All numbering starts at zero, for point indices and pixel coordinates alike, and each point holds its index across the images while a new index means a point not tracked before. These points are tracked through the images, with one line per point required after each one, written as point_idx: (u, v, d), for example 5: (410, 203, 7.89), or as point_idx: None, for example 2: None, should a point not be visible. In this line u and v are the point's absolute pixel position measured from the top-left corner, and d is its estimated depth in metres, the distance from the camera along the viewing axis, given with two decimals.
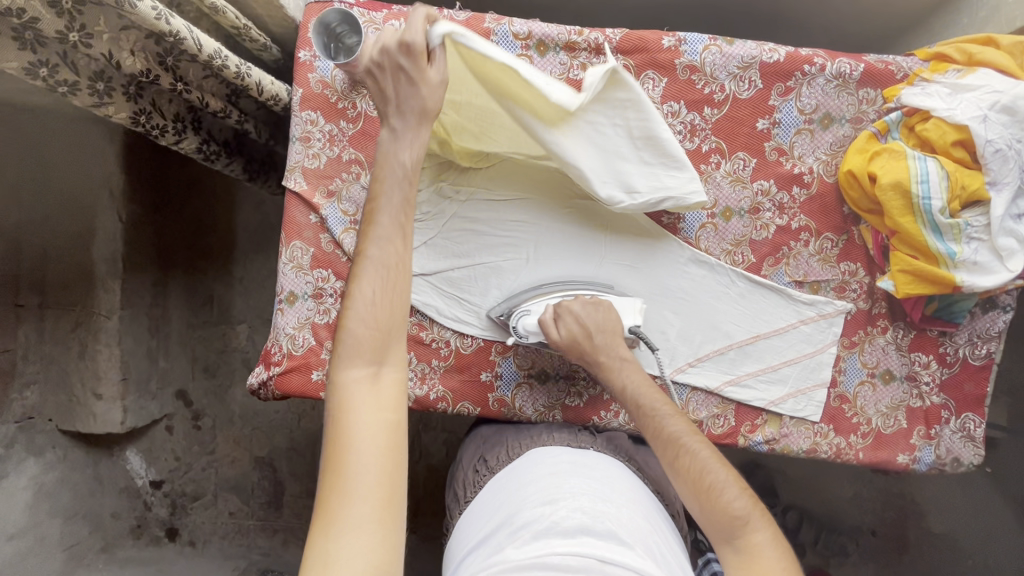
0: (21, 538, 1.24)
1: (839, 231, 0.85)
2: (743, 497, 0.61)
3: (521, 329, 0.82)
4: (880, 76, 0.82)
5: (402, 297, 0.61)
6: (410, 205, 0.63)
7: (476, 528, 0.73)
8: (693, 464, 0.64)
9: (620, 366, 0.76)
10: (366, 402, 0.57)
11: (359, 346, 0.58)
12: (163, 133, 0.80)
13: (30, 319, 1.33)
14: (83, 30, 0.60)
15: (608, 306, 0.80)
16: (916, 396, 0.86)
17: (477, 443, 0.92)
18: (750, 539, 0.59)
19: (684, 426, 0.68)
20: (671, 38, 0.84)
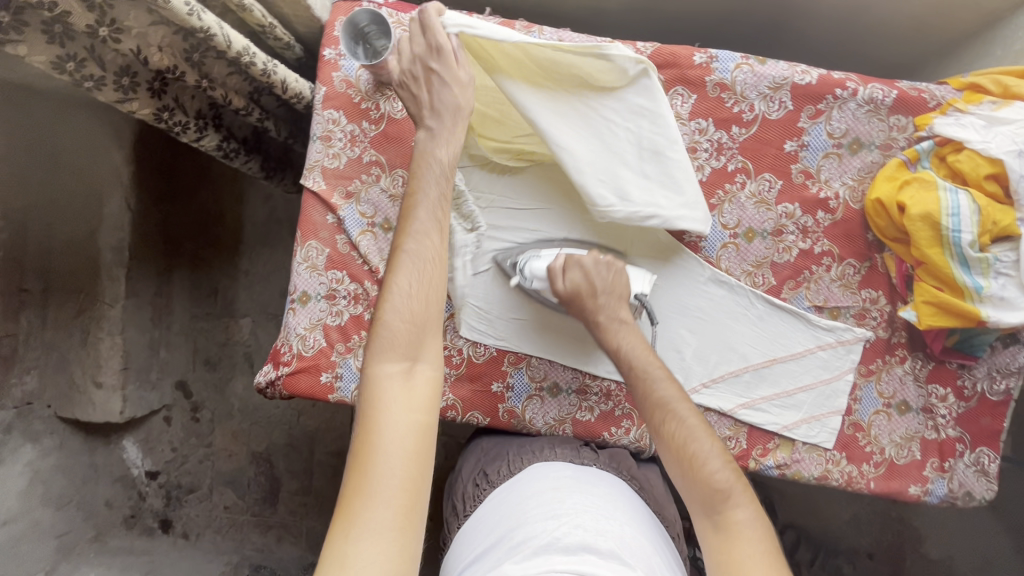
0: (14, 524, 1.20)
1: (861, 258, 0.84)
2: (726, 469, 0.61)
3: (527, 271, 0.81)
4: (912, 104, 0.81)
5: (437, 293, 0.61)
6: (447, 201, 0.65)
7: (474, 543, 0.72)
8: (678, 431, 0.64)
9: (618, 327, 0.75)
10: (398, 399, 0.56)
11: (394, 342, 0.58)
12: (185, 129, 0.80)
13: (32, 304, 1.27)
14: (112, 24, 0.60)
15: (620, 268, 0.78)
16: (931, 428, 0.85)
17: (477, 456, 0.90)
18: (728, 513, 0.59)
19: (676, 393, 0.67)
20: (702, 54, 0.83)
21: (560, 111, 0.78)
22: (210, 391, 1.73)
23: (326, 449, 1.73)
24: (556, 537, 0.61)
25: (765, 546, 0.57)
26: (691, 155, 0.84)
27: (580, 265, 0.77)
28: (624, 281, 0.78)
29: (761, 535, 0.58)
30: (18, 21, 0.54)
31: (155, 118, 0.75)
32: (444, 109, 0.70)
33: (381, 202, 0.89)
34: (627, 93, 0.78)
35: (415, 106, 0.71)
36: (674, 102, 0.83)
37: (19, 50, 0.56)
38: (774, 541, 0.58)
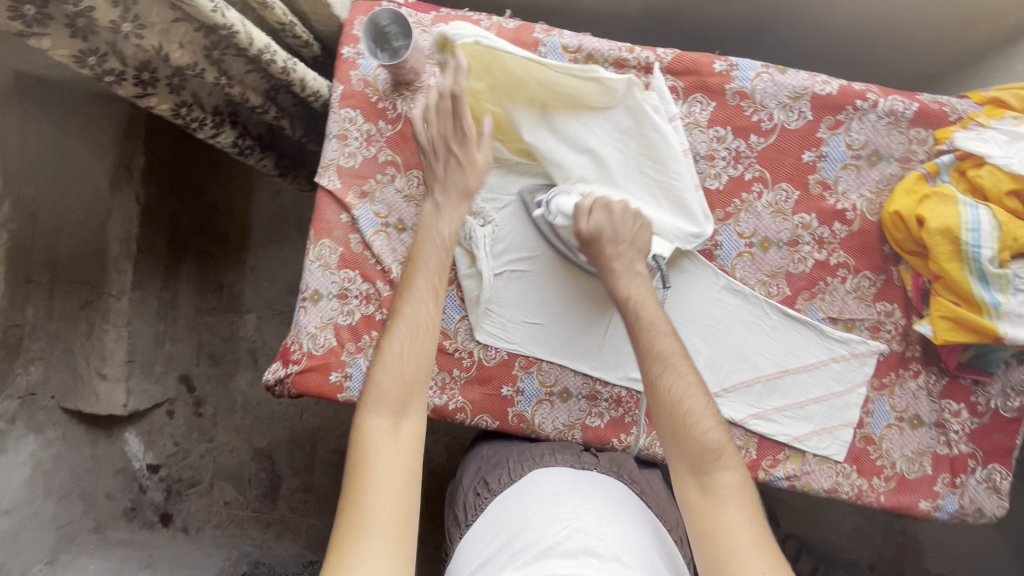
0: (14, 514, 1.19)
1: (877, 270, 0.84)
2: (718, 429, 0.63)
3: (554, 206, 0.79)
4: (933, 117, 0.81)
5: (426, 354, 0.67)
6: (444, 271, 0.73)
7: (477, 549, 0.72)
8: (674, 386, 0.66)
9: (625, 278, 0.75)
10: (387, 445, 0.60)
11: (383, 397, 0.63)
12: (201, 125, 0.81)
13: (39, 294, 1.25)
14: (136, 20, 0.60)
15: (644, 224, 0.78)
16: (943, 443, 0.84)
17: (478, 466, 0.90)
18: (715, 473, 0.62)
19: (676, 347, 0.69)
20: (722, 62, 0.83)
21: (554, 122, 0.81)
22: (213, 385, 1.73)
23: (328, 448, 1.76)
24: (556, 541, 0.62)
25: (748, 509, 0.60)
26: (709, 162, 0.84)
27: (606, 206, 0.76)
28: (647, 236, 0.78)
29: (744, 495, 0.61)
30: (43, 14, 0.54)
31: (174, 113, 0.76)
32: (455, 189, 0.78)
33: (395, 202, 0.89)
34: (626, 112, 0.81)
35: (429, 177, 0.79)
36: (693, 109, 0.83)
37: (42, 43, 0.57)
38: (755, 502, 0.61)
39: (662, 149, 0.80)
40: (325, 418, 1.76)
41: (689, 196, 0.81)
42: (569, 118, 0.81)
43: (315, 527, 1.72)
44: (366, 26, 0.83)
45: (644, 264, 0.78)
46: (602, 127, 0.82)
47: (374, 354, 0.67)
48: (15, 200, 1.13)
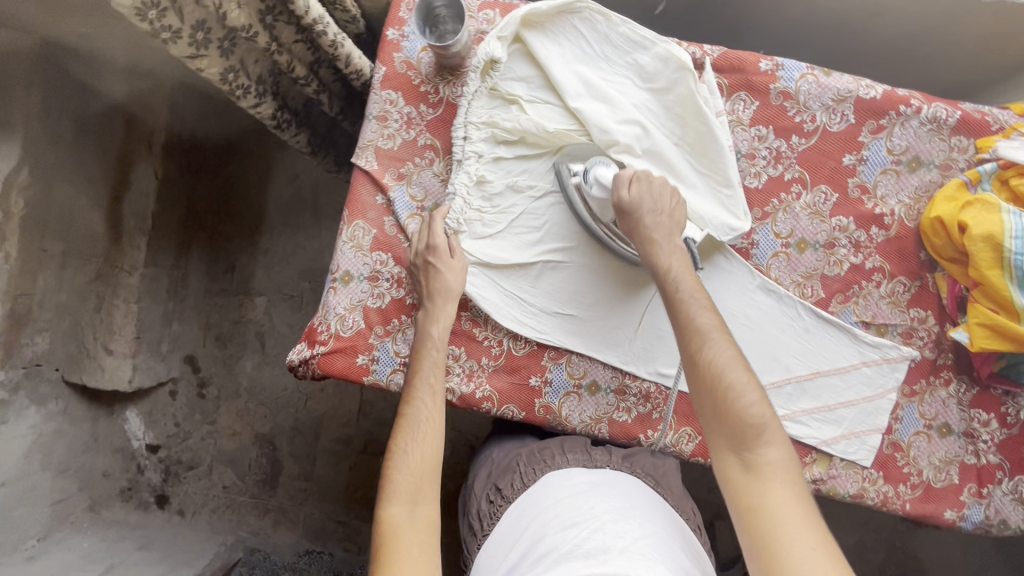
0: (12, 486, 1.16)
1: (912, 276, 0.84)
2: (761, 404, 0.62)
3: (590, 176, 0.80)
4: (974, 126, 0.82)
5: (434, 447, 0.72)
6: (439, 368, 0.79)
7: (498, 560, 0.70)
8: (715, 361, 0.65)
9: (666, 252, 0.74)
10: (408, 529, 0.64)
11: (400, 488, 0.67)
12: (245, 93, 0.82)
13: (51, 265, 1.20)
14: None
15: (681, 200, 0.78)
16: (971, 453, 0.84)
17: (489, 471, 0.89)
18: (759, 450, 0.61)
19: (716, 322, 0.68)
20: (768, 62, 0.83)
21: (607, 97, 0.81)
22: (218, 367, 1.67)
23: (332, 436, 1.65)
24: (573, 545, 0.60)
25: (796, 488, 0.58)
26: (749, 161, 0.84)
27: (645, 178, 0.76)
28: (683, 213, 0.77)
29: (790, 471, 0.60)
30: None
31: (221, 78, 0.76)
32: (437, 293, 0.81)
33: (432, 185, 0.88)
34: (681, 95, 0.81)
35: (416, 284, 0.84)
36: (736, 107, 0.83)
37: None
38: (802, 481, 0.60)
39: (714, 133, 0.80)
40: (330, 405, 1.66)
41: (729, 190, 0.82)
42: (623, 94, 0.82)
43: (315, 516, 1.62)
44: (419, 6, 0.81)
45: (681, 239, 0.76)
46: (653, 108, 0.83)
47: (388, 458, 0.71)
48: (32, 167, 1.09)
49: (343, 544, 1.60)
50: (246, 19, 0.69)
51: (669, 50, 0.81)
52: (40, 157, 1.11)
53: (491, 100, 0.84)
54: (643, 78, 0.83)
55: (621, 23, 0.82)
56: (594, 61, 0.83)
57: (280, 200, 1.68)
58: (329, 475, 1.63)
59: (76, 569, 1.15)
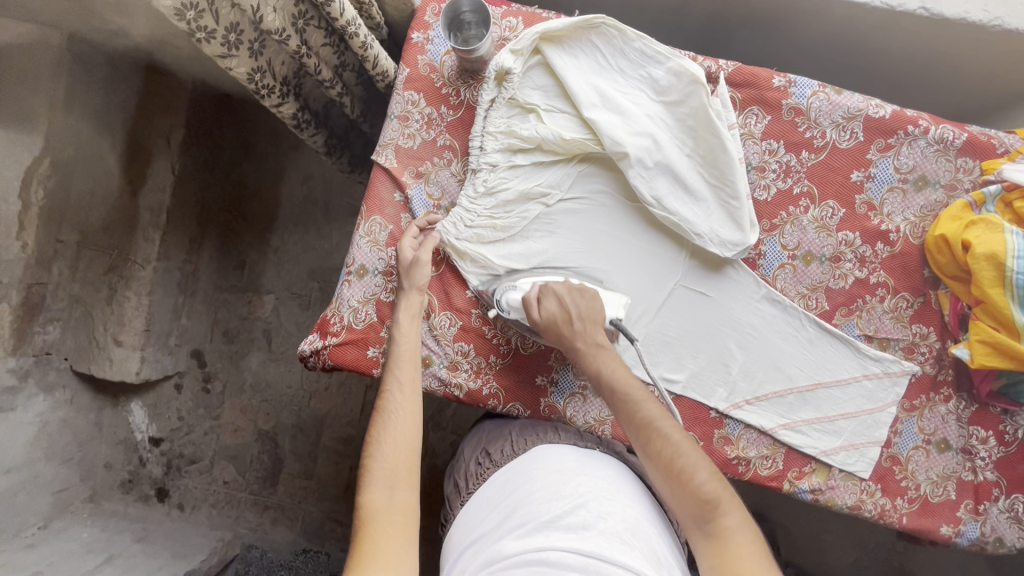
0: (16, 473, 1.17)
1: (916, 292, 0.86)
2: (713, 480, 0.64)
3: (504, 303, 0.83)
4: (980, 147, 0.84)
5: (410, 435, 0.74)
6: (409, 361, 0.81)
7: (479, 520, 0.74)
8: (665, 449, 0.67)
9: (595, 353, 0.77)
10: (386, 513, 0.66)
11: (379, 476, 0.69)
12: (270, 93, 0.84)
13: (67, 255, 1.26)
14: None
15: (592, 295, 0.81)
16: (969, 469, 0.85)
17: (479, 437, 0.92)
18: (721, 522, 0.62)
19: (659, 411, 0.71)
20: (781, 78, 0.86)
21: (621, 109, 0.83)
22: (224, 362, 1.67)
23: (333, 435, 1.66)
24: (557, 514, 0.63)
25: (758, 549, 0.60)
26: (760, 174, 0.86)
27: (557, 295, 0.79)
28: (599, 308, 0.80)
29: (753, 539, 0.60)
30: None
31: (249, 78, 0.79)
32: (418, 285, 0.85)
33: (449, 185, 0.90)
34: (693, 109, 0.82)
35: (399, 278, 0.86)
36: (748, 121, 0.86)
37: None
38: (763, 543, 0.61)
39: (725, 148, 0.81)
40: (334, 404, 1.67)
41: (737, 201, 0.83)
42: (637, 107, 0.84)
43: (313, 514, 1.62)
44: (445, 10, 0.84)
45: (603, 336, 0.79)
46: (665, 121, 0.84)
47: (366, 451, 0.73)
48: (53, 159, 1.14)
49: (340, 544, 1.59)
50: (281, 23, 0.70)
51: (682, 65, 0.82)
52: (61, 151, 1.15)
53: (509, 109, 0.86)
54: (657, 91, 0.84)
55: (636, 38, 0.83)
56: (609, 73, 0.85)
57: (293, 199, 1.69)
58: (330, 475, 1.63)
59: (75, 558, 1.17)
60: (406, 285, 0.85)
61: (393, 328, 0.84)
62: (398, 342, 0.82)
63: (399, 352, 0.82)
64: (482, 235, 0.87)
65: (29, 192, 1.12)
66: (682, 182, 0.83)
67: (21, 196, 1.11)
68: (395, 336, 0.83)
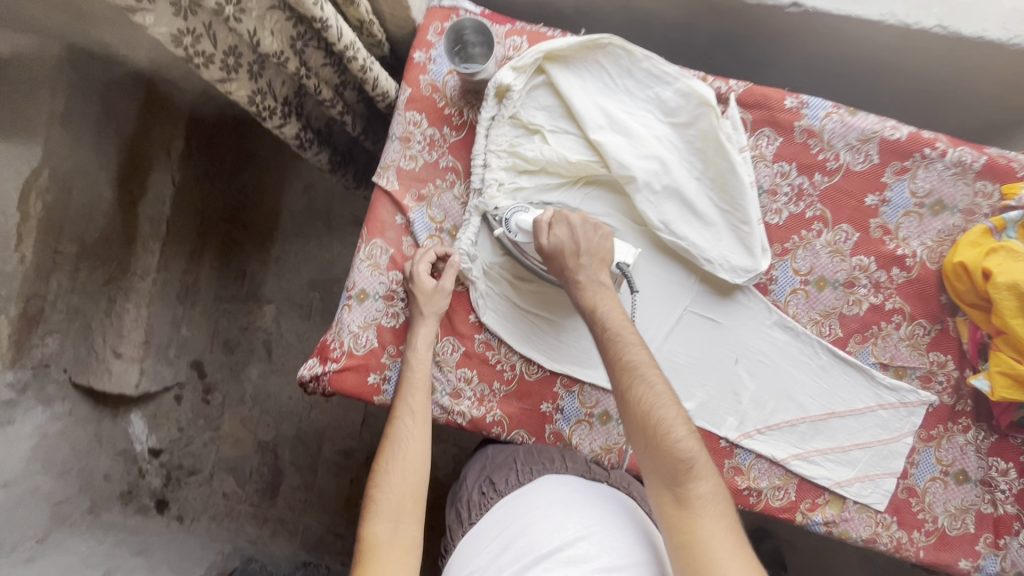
0: (14, 486, 1.15)
1: (933, 319, 0.83)
2: (690, 438, 0.63)
3: (513, 224, 0.80)
4: (1000, 171, 0.81)
5: (415, 467, 0.72)
6: (420, 392, 0.78)
7: (479, 540, 0.74)
8: (645, 398, 0.65)
9: (595, 289, 0.74)
10: (388, 547, 0.65)
11: (382, 509, 0.68)
12: (271, 115, 0.83)
13: (64, 268, 1.20)
14: (238, 5, 0.61)
15: (606, 234, 0.76)
16: (988, 502, 0.83)
17: (482, 464, 0.88)
18: (690, 485, 0.61)
19: (646, 358, 0.68)
20: (794, 99, 0.83)
21: (627, 130, 0.80)
22: (224, 374, 1.65)
23: (334, 447, 1.64)
24: (558, 546, 0.65)
25: (724, 517, 0.60)
26: (771, 197, 0.83)
27: (567, 222, 0.75)
28: (609, 247, 0.76)
29: (720, 505, 0.61)
30: None
31: (248, 100, 0.77)
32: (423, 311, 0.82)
33: (452, 208, 0.88)
34: (700, 130, 0.80)
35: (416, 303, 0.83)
36: (760, 143, 0.83)
37: (145, 19, 0.58)
38: (730, 512, 0.61)
39: (734, 172, 0.79)
40: (334, 416, 1.65)
41: (748, 227, 0.80)
42: (643, 127, 0.81)
43: (314, 528, 1.60)
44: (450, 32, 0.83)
45: (608, 276, 0.76)
46: (671, 142, 0.82)
47: (372, 480, 0.71)
48: (52, 171, 1.11)
49: (341, 557, 1.57)
50: (279, 46, 0.68)
51: (692, 86, 0.80)
52: (60, 162, 1.12)
53: (513, 128, 0.83)
54: (665, 111, 0.82)
55: (644, 57, 0.81)
56: (615, 93, 0.82)
57: (294, 209, 1.67)
58: (331, 488, 1.61)
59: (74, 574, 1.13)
60: (421, 313, 0.82)
61: (408, 352, 0.82)
62: (411, 368, 0.80)
63: (413, 378, 0.79)
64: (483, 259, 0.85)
65: (28, 203, 1.08)
66: (691, 206, 0.81)
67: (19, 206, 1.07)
68: (411, 357, 0.81)
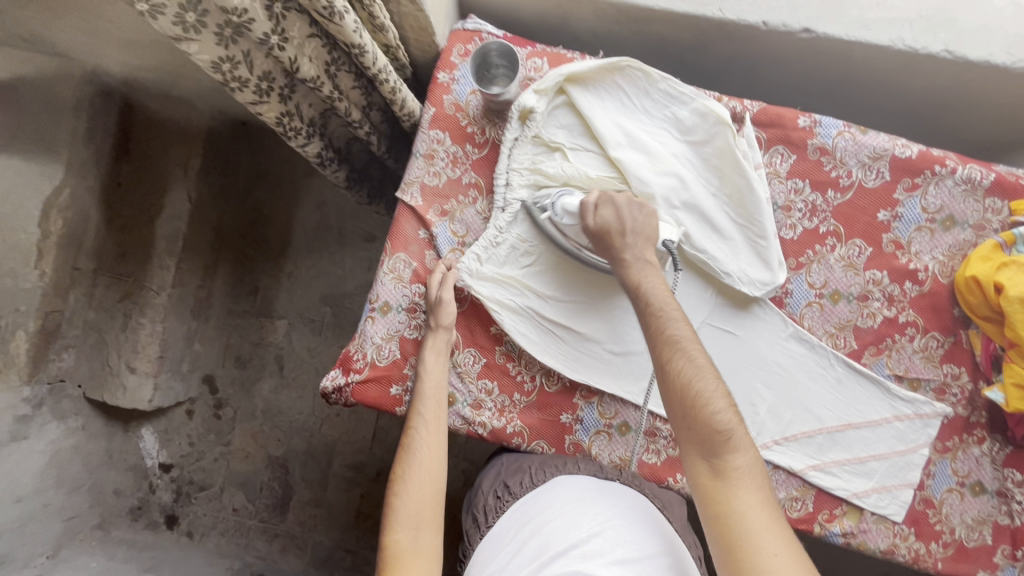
0: (27, 502, 1.14)
1: (946, 331, 0.85)
2: (730, 412, 0.63)
3: (559, 207, 0.80)
4: (1009, 188, 0.83)
5: (434, 473, 0.73)
6: (436, 401, 0.79)
7: (496, 543, 0.75)
8: (685, 369, 0.65)
9: (640, 267, 0.74)
10: (410, 555, 0.65)
11: (403, 517, 0.69)
12: (297, 135, 0.85)
13: (82, 283, 1.24)
14: (282, 35, 0.64)
15: (652, 213, 0.78)
16: (1004, 513, 0.83)
17: (498, 469, 0.89)
18: (728, 456, 0.61)
19: (687, 332, 0.68)
20: (806, 118, 0.86)
21: (646, 149, 0.83)
22: (236, 388, 1.65)
23: (344, 462, 1.64)
24: (573, 542, 0.66)
25: (761, 489, 0.60)
26: (785, 213, 0.86)
27: (614, 200, 0.77)
28: (656, 226, 0.77)
29: (757, 478, 0.61)
30: (200, 21, 0.59)
31: (277, 121, 0.80)
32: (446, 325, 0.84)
33: (474, 223, 0.90)
34: (716, 148, 0.83)
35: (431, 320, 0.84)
36: (774, 160, 0.86)
37: (190, 47, 0.61)
38: (767, 488, 0.61)
39: (751, 187, 0.82)
40: (345, 430, 1.65)
41: (764, 241, 0.83)
42: (661, 145, 0.84)
43: (324, 543, 1.59)
44: (480, 60, 0.88)
45: (653, 253, 0.77)
46: (688, 159, 0.84)
47: (390, 489, 0.72)
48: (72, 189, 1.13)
49: (350, 574, 1.56)
50: (315, 71, 0.71)
51: (707, 106, 0.82)
52: (80, 181, 1.14)
53: (534, 147, 0.85)
54: (681, 130, 0.84)
55: (660, 79, 0.83)
56: (633, 113, 0.85)
57: (307, 224, 1.68)
58: (341, 503, 1.61)
59: None
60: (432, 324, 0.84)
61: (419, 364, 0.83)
62: (423, 379, 0.81)
63: (425, 388, 0.80)
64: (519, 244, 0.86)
65: (48, 221, 1.10)
66: (709, 222, 0.83)
67: (40, 224, 1.08)
68: (422, 371, 0.82)
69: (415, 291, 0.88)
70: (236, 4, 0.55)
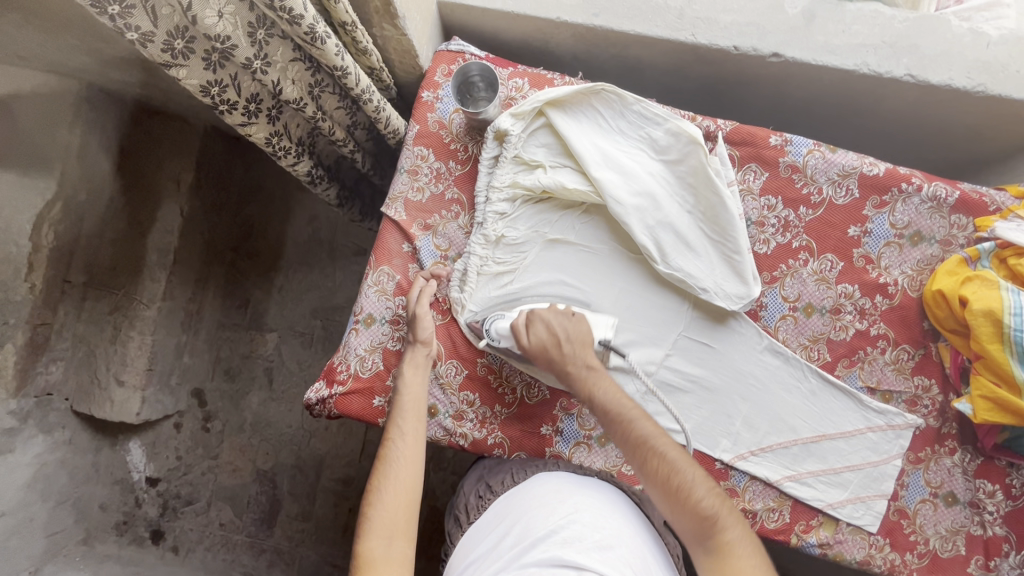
0: (10, 517, 1.12)
1: (916, 344, 0.87)
2: (710, 495, 0.66)
3: (493, 332, 0.83)
4: (973, 205, 0.86)
5: (411, 484, 0.73)
6: (418, 420, 0.79)
7: (480, 535, 0.77)
8: (662, 466, 0.69)
9: (587, 374, 0.76)
10: (383, 564, 0.65)
11: (378, 526, 0.69)
12: (286, 154, 0.87)
13: (72, 296, 1.28)
14: (265, 59, 0.66)
15: (580, 320, 0.80)
16: (977, 524, 0.85)
17: (479, 472, 0.92)
18: (720, 537, 0.65)
19: (653, 429, 0.71)
20: (777, 137, 0.89)
21: (621, 167, 0.85)
22: (225, 402, 1.64)
23: (333, 475, 1.63)
24: (553, 529, 0.68)
25: (757, 560, 0.63)
26: (759, 228, 0.88)
27: (541, 321, 0.79)
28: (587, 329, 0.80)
29: (752, 549, 0.64)
30: (187, 48, 0.61)
31: (266, 141, 0.82)
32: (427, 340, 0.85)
33: (457, 237, 0.92)
34: (690, 165, 0.85)
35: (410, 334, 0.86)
36: (747, 177, 0.88)
37: (179, 72, 0.63)
38: (762, 553, 0.65)
39: (725, 204, 0.84)
40: (334, 443, 1.65)
41: (739, 257, 0.84)
42: (637, 164, 0.86)
43: (311, 558, 1.58)
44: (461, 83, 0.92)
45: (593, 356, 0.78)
46: (663, 177, 0.86)
47: (365, 500, 0.72)
48: (65, 203, 1.15)
49: None
50: (298, 93, 0.74)
51: (680, 126, 0.85)
52: (73, 195, 1.16)
53: (515, 166, 0.88)
54: (656, 150, 0.87)
55: (635, 101, 0.86)
56: (610, 133, 0.87)
57: (298, 238, 1.70)
58: (328, 517, 1.60)
59: None
60: (412, 339, 0.85)
61: (398, 381, 0.84)
62: (402, 393, 0.82)
63: (403, 402, 0.81)
64: (508, 240, 0.88)
65: (40, 234, 1.12)
66: (685, 239, 0.85)
67: (32, 237, 1.10)
68: (400, 386, 0.83)
69: (398, 303, 0.90)
70: (219, 31, 0.58)
